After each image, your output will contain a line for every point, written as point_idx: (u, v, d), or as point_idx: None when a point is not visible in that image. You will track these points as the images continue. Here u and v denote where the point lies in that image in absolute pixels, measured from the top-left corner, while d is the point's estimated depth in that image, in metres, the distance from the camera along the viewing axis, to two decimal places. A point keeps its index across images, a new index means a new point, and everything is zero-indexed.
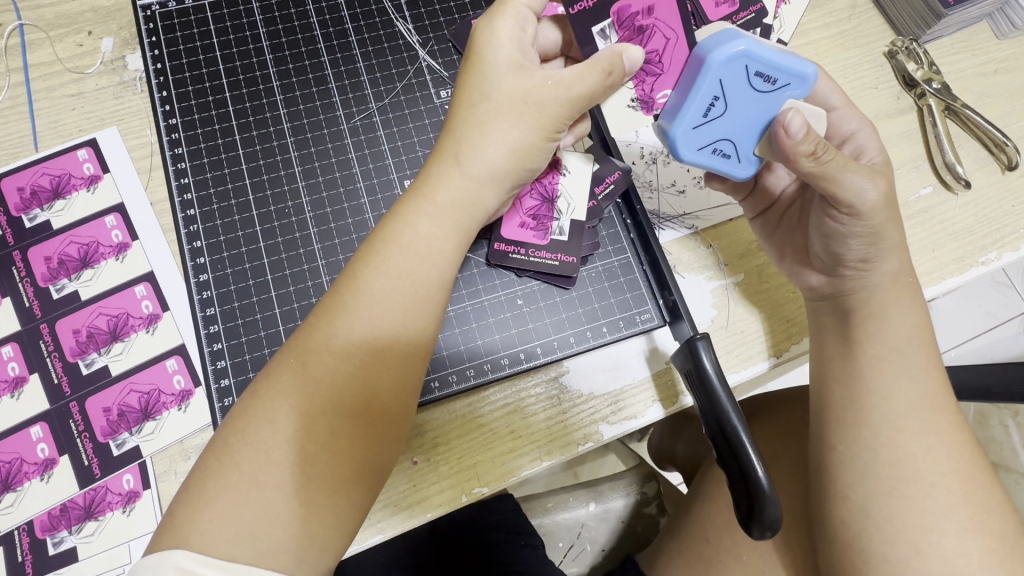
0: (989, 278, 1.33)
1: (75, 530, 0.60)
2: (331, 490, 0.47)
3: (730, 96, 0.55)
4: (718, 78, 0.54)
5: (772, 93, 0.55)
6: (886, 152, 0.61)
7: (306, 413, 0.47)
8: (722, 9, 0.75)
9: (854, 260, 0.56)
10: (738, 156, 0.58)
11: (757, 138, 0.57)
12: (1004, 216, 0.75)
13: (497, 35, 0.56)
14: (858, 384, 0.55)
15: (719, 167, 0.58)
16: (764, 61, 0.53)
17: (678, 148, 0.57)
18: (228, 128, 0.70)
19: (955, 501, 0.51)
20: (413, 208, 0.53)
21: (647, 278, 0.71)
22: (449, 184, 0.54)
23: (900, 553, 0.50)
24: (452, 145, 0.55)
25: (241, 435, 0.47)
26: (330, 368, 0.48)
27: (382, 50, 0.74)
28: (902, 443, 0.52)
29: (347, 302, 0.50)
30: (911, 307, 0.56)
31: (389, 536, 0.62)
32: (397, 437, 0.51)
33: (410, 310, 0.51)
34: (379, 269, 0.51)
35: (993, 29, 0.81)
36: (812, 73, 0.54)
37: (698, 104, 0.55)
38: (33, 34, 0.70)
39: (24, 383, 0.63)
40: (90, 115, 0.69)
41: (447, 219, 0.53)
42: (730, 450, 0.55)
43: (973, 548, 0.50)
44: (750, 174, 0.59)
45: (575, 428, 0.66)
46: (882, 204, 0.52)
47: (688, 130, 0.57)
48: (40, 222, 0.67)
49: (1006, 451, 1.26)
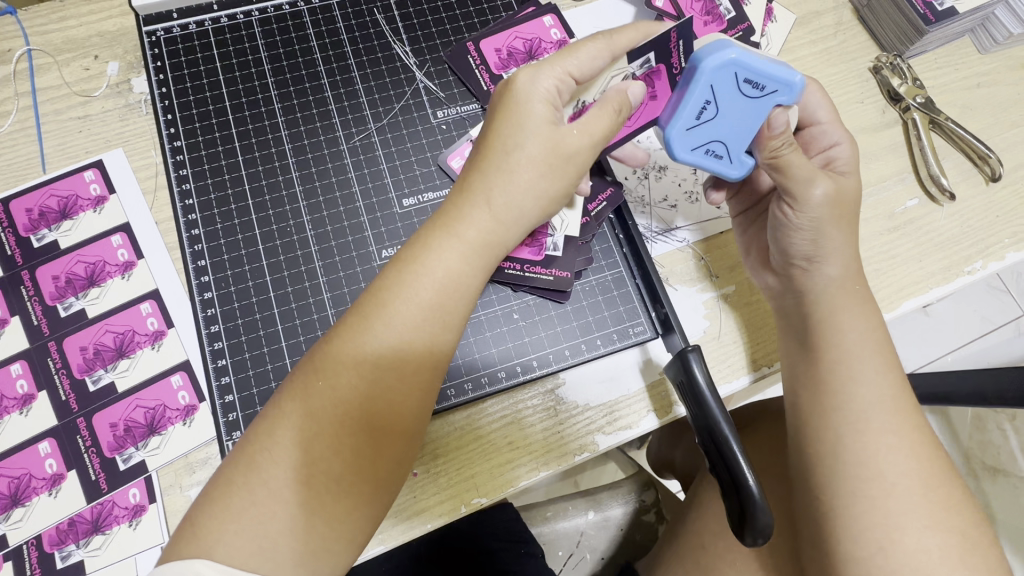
0: (985, 282, 1.34)
1: (83, 543, 0.62)
2: (351, 508, 0.49)
3: (721, 100, 0.58)
4: (710, 84, 0.57)
5: (760, 99, 0.58)
6: (858, 166, 0.64)
7: (328, 432, 0.49)
8: (710, 28, 0.78)
9: (800, 257, 0.62)
10: (729, 156, 0.62)
11: (748, 139, 0.60)
12: (989, 226, 0.77)
13: (538, 85, 0.57)
14: (822, 388, 0.57)
15: (710, 166, 0.62)
16: (752, 69, 0.56)
17: (671, 146, 0.61)
18: (231, 149, 0.72)
19: (915, 499, 0.52)
20: (442, 241, 0.54)
21: (640, 292, 0.73)
22: (477, 225, 0.56)
23: (864, 552, 0.51)
24: (483, 187, 0.56)
25: (259, 450, 0.48)
26: (354, 389, 0.50)
27: (380, 72, 0.76)
28: (864, 444, 0.54)
29: (374, 326, 0.51)
30: (874, 315, 0.60)
31: (390, 546, 0.63)
32: (413, 455, 0.53)
33: (437, 334, 0.53)
34: (407, 293, 0.52)
35: (975, 44, 0.83)
36: (799, 82, 0.57)
37: (690, 108, 0.58)
38: (42, 59, 0.72)
39: (33, 400, 0.64)
40: (97, 137, 0.71)
41: (475, 257, 0.55)
42: (722, 461, 0.56)
43: (933, 546, 0.50)
44: (741, 175, 0.63)
45: (574, 439, 0.67)
46: (825, 205, 0.59)
47: (681, 131, 0.60)
48: (48, 242, 0.68)
49: (1003, 455, 1.27)
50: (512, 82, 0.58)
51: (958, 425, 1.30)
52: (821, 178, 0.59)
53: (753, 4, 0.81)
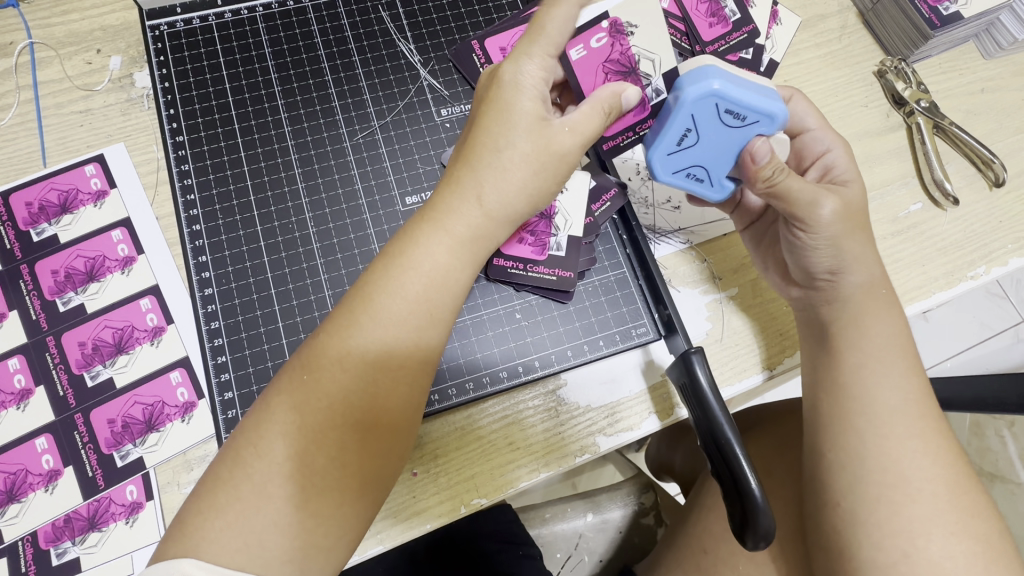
0: (982, 289, 1.34)
1: (79, 540, 0.61)
2: (341, 502, 0.48)
3: (702, 128, 0.59)
4: (690, 113, 0.59)
5: (741, 129, 0.59)
6: (858, 173, 0.63)
7: (316, 427, 0.48)
8: (715, 30, 0.77)
9: (827, 273, 0.60)
10: (710, 179, 0.63)
11: (729, 164, 0.62)
12: (993, 231, 0.76)
13: (522, 75, 0.57)
14: (842, 395, 0.57)
15: (692, 188, 0.64)
16: (733, 101, 0.57)
17: (654, 169, 0.63)
18: (233, 145, 0.72)
19: (943, 505, 0.51)
20: (429, 234, 0.54)
21: (643, 293, 0.73)
22: (466, 218, 0.55)
23: (889, 557, 0.50)
24: (473, 182, 0.55)
25: (238, 461, 0.48)
26: (341, 385, 0.49)
27: (384, 69, 0.76)
28: (886, 450, 0.53)
29: (362, 322, 0.51)
30: (888, 318, 0.59)
31: (389, 547, 0.63)
32: (403, 450, 0.52)
33: (424, 329, 0.52)
34: (393, 289, 0.52)
35: (980, 49, 0.83)
36: (780, 114, 0.57)
37: (673, 134, 0.60)
38: (42, 52, 0.72)
39: (30, 395, 0.64)
40: (98, 131, 0.71)
41: (462, 249, 0.55)
42: (725, 465, 0.55)
43: (960, 551, 0.50)
44: (722, 196, 0.65)
45: (573, 440, 0.67)
46: (837, 223, 0.58)
47: (664, 155, 0.62)
48: (47, 236, 0.68)
49: (1002, 461, 1.27)
50: (498, 75, 0.58)
51: (957, 432, 1.29)
52: (824, 197, 0.58)
53: (759, 6, 0.80)
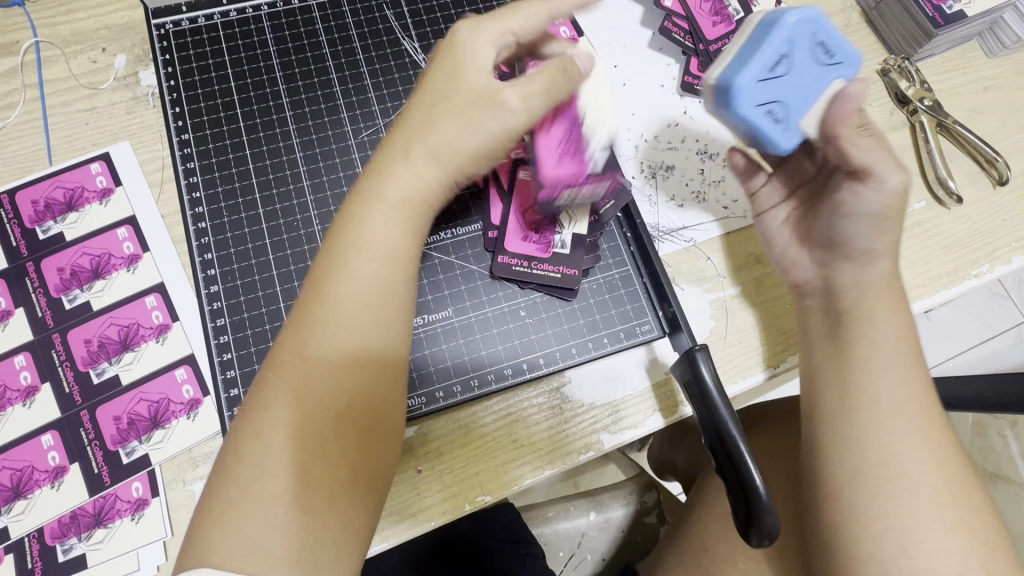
0: (985, 289, 1.34)
1: (85, 537, 0.62)
2: (347, 503, 0.47)
3: (794, 58, 0.55)
4: (789, 38, 0.54)
5: (827, 69, 0.56)
6: None
7: (308, 431, 0.47)
8: (718, 29, 0.78)
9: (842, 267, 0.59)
10: (785, 124, 0.56)
11: (806, 109, 0.56)
12: (996, 229, 0.77)
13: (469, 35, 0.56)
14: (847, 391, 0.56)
15: (767, 130, 0.56)
16: (827, 34, 0.56)
17: (739, 96, 0.54)
18: (238, 143, 0.72)
19: (941, 499, 0.51)
20: (367, 209, 0.52)
21: (648, 291, 0.73)
22: (403, 186, 0.53)
23: (886, 552, 0.50)
24: (406, 146, 0.54)
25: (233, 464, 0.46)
26: (325, 386, 0.48)
27: (388, 67, 0.76)
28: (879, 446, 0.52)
29: (327, 318, 0.49)
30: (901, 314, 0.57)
31: (394, 543, 0.63)
32: (392, 443, 0.51)
33: (380, 313, 0.50)
34: (344, 274, 0.50)
35: (983, 48, 0.83)
36: (858, 62, 0.57)
37: (768, 58, 0.54)
38: (48, 51, 0.72)
39: (36, 392, 0.64)
40: (104, 129, 0.71)
41: (400, 218, 0.53)
42: (731, 465, 0.55)
43: (957, 547, 0.49)
44: (790, 149, 0.57)
45: (578, 437, 0.67)
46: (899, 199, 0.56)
47: (751, 83, 0.54)
48: (53, 234, 0.68)
49: (1004, 461, 1.27)
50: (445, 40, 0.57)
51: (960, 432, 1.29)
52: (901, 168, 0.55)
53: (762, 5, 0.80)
